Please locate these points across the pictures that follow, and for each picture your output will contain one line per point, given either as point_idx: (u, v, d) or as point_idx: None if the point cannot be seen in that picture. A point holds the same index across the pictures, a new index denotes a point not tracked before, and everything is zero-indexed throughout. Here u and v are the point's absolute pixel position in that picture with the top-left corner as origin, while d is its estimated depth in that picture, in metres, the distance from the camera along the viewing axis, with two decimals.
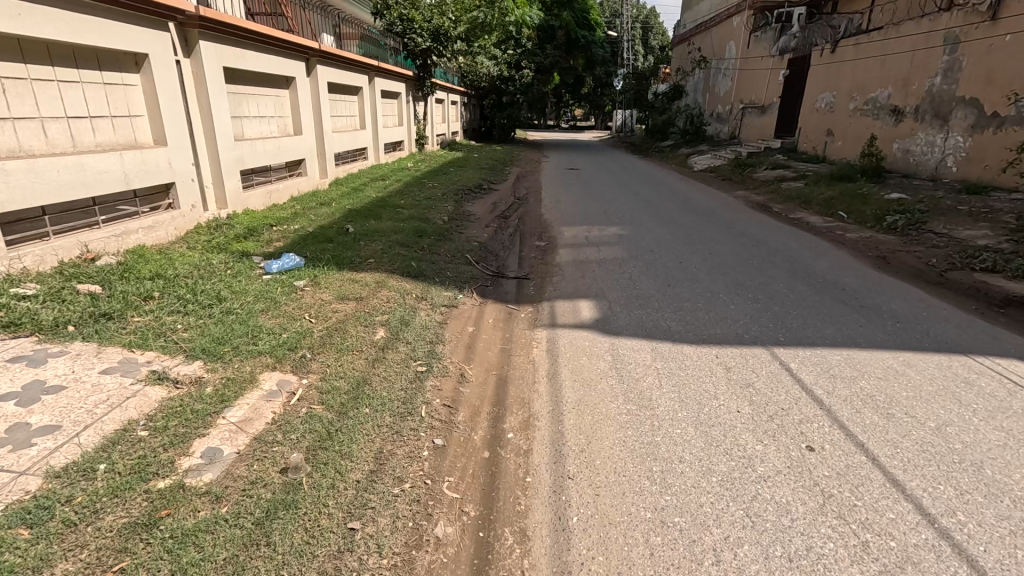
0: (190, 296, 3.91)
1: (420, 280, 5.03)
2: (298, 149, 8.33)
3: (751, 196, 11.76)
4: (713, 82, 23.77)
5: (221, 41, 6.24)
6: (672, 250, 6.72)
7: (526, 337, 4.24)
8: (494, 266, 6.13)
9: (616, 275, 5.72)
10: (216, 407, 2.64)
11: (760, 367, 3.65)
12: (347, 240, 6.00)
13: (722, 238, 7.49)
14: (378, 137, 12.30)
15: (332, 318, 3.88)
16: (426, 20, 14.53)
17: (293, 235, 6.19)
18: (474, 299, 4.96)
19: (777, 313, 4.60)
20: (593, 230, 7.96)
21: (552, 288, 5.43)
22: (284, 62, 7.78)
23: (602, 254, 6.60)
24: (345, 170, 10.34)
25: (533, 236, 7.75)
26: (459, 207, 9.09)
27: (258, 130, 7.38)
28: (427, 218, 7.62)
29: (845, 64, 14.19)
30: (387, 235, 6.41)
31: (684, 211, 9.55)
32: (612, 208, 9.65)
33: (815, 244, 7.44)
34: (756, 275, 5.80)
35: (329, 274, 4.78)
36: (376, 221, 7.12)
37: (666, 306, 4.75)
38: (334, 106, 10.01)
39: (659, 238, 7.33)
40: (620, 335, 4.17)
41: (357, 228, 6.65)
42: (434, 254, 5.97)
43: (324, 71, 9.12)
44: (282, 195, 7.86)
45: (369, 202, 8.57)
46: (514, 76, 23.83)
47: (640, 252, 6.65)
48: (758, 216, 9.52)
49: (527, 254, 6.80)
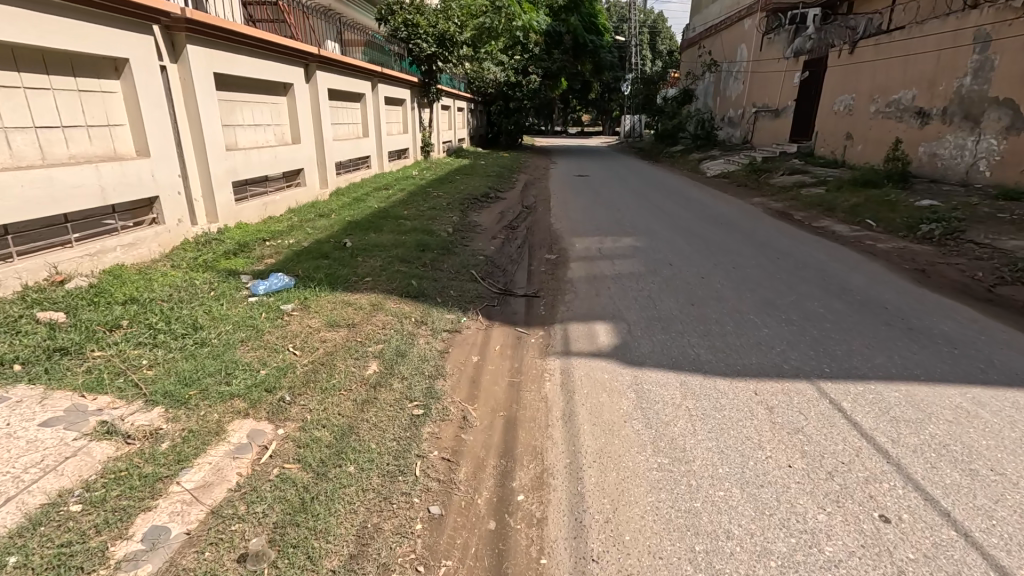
0: (162, 325, 3.51)
1: (421, 301, 4.60)
2: (296, 159, 7.97)
3: (770, 202, 11.25)
4: (724, 86, 23.30)
5: (212, 45, 5.88)
6: (693, 264, 6.26)
7: (537, 368, 3.79)
8: (501, 283, 5.69)
9: (634, 293, 5.26)
10: (169, 471, 2.23)
11: (808, 407, 3.16)
12: (345, 255, 5.60)
13: (745, 250, 7.00)
14: (381, 144, 11.95)
15: (320, 349, 3.46)
16: (431, 25, 14.24)
17: (287, 251, 5.81)
18: (479, 321, 4.52)
19: (817, 339, 4.11)
20: (606, 241, 7.49)
21: (564, 308, 4.97)
22: (281, 68, 7.43)
23: (618, 268, 6.14)
24: (347, 179, 10.00)
25: (542, 248, 7.31)
26: (464, 217, 8.69)
27: (253, 139, 7.02)
28: (431, 230, 7.21)
29: (865, 65, 13.68)
30: (388, 249, 6.00)
31: (701, 220, 9.08)
32: (625, 216, 9.19)
33: (845, 256, 6.93)
34: (787, 291, 5.31)
35: (321, 296, 4.38)
36: (376, 234, 6.72)
37: (691, 330, 4.29)
38: (335, 113, 9.67)
39: (677, 251, 6.86)
40: (643, 367, 3.70)
41: (356, 241, 6.26)
42: (438, 269, 5.56)
43: (324, 78, 8.77)
44: (278, 207, 7.50)
45: (370, 212, 8.18)
46: (520, 82, 23.62)
47: (658, 266, 6.19)
48: (780, 225, 9.02)
49: (537, 268, 6.36)
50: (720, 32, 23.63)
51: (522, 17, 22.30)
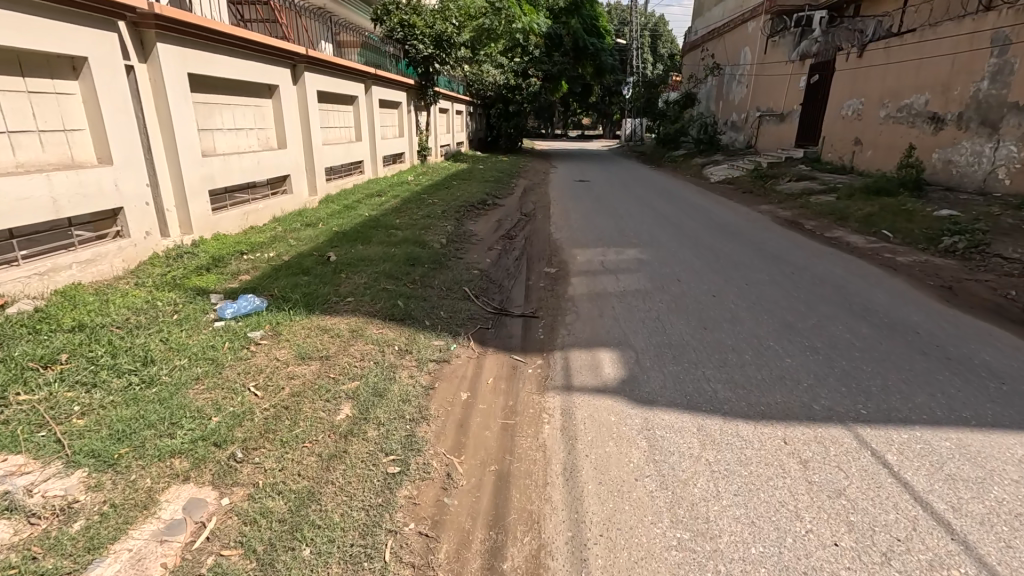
0: (106, 360, 3.07)
1: (406, 325, 4.17)
2: (282, 165, 7.55)
3: (778, 210, 10.84)
4: (727, 89, 22.92)
5: (185, 43, 5.46)
6: (703, 280, 5.84)
7: (534, 407, 3.35)
8: (497, 302, 5.26)
9: (640, 313, 4.84)
10: (75, 565, 1.81)
11: (848, 460, 2.73)
12: (327, 271, 5.18)
13: (757, 264, 6.58)
14: (375, 149, 11.52)
15: (285, 389, 3.01)
16: (428, 26, 13.85)
17: (266, 265, 5.39)
18: (471, 348, 4.09)
19: (846, 371, 3.68)
20: (609, 254, 7.06)
21: (565, 331, 4.54)
22: (265, 69, 7.01)
23: (622, 285, 5.72)
24: (338, 186, 9.58)
25: (541, 260, 6.88)
26: (460, 226, 8.26)
27: (233, 143, 6.58)
28: (423, 241, 6.78)
29: (874, 68, 13.29)
30: (374, 263, 5.57)
31: (707, 230, 8.67)
32: (628, 226, 8.77)
33: (864, 271, 6.50)
34: (807, 312, 4.89)
35: (294, 322, 3.94)
36: (365, 246, 6.32)
37: (705, 360, 3.86)
38: (325, 116, 9.25)
39: (685, 265, 6.44)
40: (654, 406, 3.27)
41: (341, 255, 5.83)
42: (428, 287, 5.14)
43: (313, 79, 8.35)
44: (261, 217, 7.08)
45: (361, 222, 7.77)
46: (520, 85, 23.27)
47: (665, 282, 5.76)
48: (791, 235, 8.59)
49: (535, 284, 5.93)
50: (723, 35, 23.26)
51: (523, 19, 21.96)
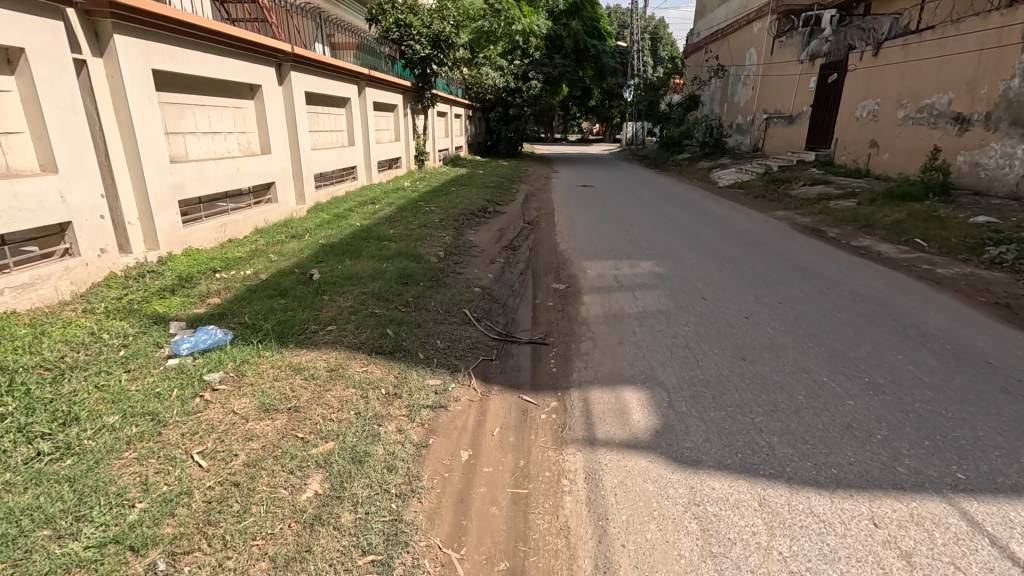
0: (14, 421, 2.45)
1: (396, 360, 3.55)
2: (265, 171, 6.94)
3: (796, 216, 10.25)
4: (733, 92, 22.36)
5: (148, 35, 4.86)
6: (731, 298, 5.21)
7: (551, 469, 2.73)
8: (501, 327, 4.64)
9: (665, 340, 4.22)
10: None
11: (963, 555, 2.11)
12: (308, 292, 4.56)
13: (788, 279, 5.96)
14: (369, 154, 10.92)
15: (238, 457, 2.38)
16: (426, 25, 13.27)
17: (241, 285, 4.78)
18: (473, 388, 3.46)
19: (924, 418, 3.06)
20: (623, 267, 6.44)
21: (581, 363, 3.92)
22: (245, 67, 6.41)
23: (640, 304, 5.11)
24: (329, 193, 8.98)
25: (549, 275, 6.26)
26: (459, 236, 7.66)
27: (207, 148, 5.97)
28: (419, 255, 6.16)
29: (891, 67, 12.73)
30: (362, 282, 4.96)
31: (725, 239, 8.06)
32: (639, 235, 8.16)
33: (906, 285, 5.89)
34: (857, 338, 4.26)
35: (262, 359, 3.32)
36: (354, 261, 5.71)
37: (751, 403, 3.24)
38: (315, 119, 8.65)
39: (707, 280, 5.83)
40: (699, 470, 2.65)
41: (326, 271, 5.22)
42: (423, 310, 4.52)
43: (300, 79, 7.76)
44: (242, 228, 6.47)
45: (351, 233, 7.14)
46: (521, 88, 22.51)
47: (689, 300, 5.15)
48: (816, 244, 7.98)
49: (543, 304, 5.31)
50: (728, 36, 22.72)
51: (523, 20, 21.44)
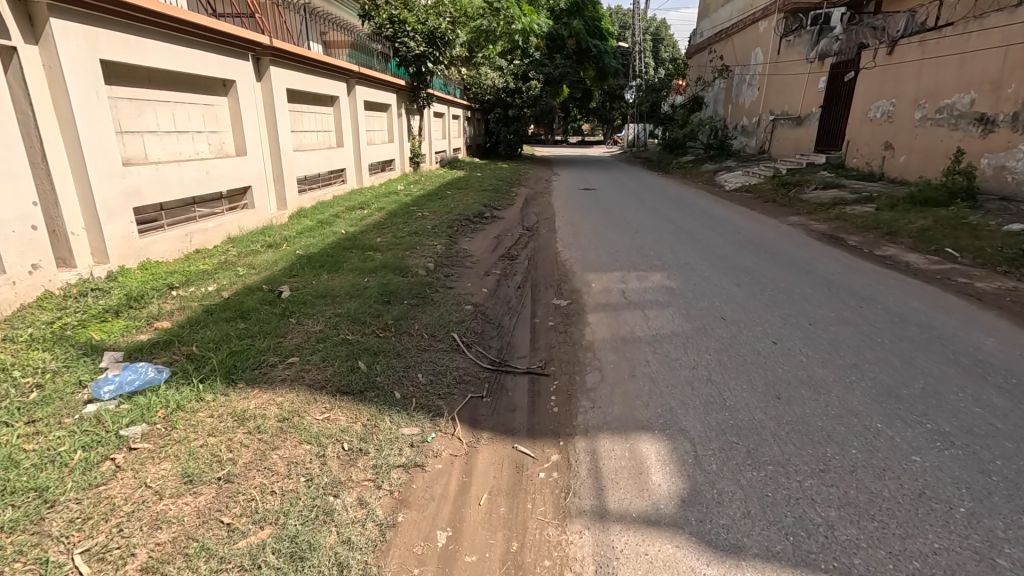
0: None
1: (365, 403, 2.97)
2: (241, 175, 6.37)
3: (810, 222, 9.69)
4: (738, 92, 21.81)
5: (95, 22, 4.29)
6: (754, 318, 4.63)
7: (551, 557, 2.15)
8: (495, 354, 4.07)
9: (683, 372, 3.65)
10: None
11: None
12: (273, 314, 3.99)
13: (813, 294, 5.38)
14: (360, 156, 10.34)
15: (136, 558, 1.81)
16: (421, 22, 12.69)
17: (198, 304, 4.20)
18: (457, 438, 2.88)
19: (1013, 483, 2.47)
20: (630, 281, 5.85)
21: (586, 402, 3.34)
22: (215, 60, 5.84)
23: (652, 324, 4.53)
24: (314, 197, 8.40)
25: (548, 290, 5.68)
26: (452, 244, 7.09)
27: (171, 149, 5.41)
28: (405, 267, 5.59)
29: (907, 66, 12.18)
30: (337, 300, 4.38)
31: (739, 248, 7.48)
32: (646, 243, 7.58)
33: (945, 301, 5.32)
34: (905, 369, 3.68)
35: (200, 405, 2.73)
36: (332, 274, 5.13)
37: (797, 459, 2.66)
38: (299, 119, 8.08)
39: (725, 296, 5.26)
40: (742, 563, 2.07)
41: (298, 287, 4.64)
42: (404, 335, 3.93)
43: (281, 75, 7.18)
44: (213, 237, 5.90)
45: (334, 242, 6.58)
46: (521, 89, 21.81)
47: (707, 321, 4.58)
48: (837, 254, 7.40)
49: (542, 325, 4.74)
50: (732, 36, 22.18)
51: (522, 19, 20.93)
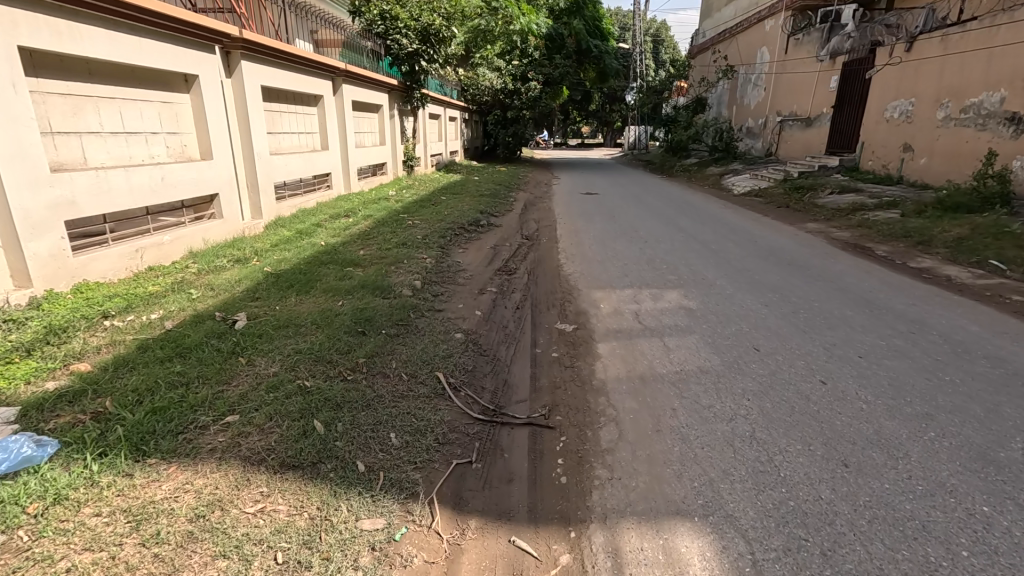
0: None
1: (315, 485, 2.27)
2: (206, 182, 5.69)
3: (831, 229, 9.03)
4: (743, 93, 21.16)
5: (14, 3, 3.62)
6: (795, 350, 3.94)
7: None
8: (488, 398, 3.38)
9: (720, 426, 2.96)
10: None
11: None
12: (218, 352, 3.28)
13: (855, 318, 4.68)
14: (347, 159, 9.64)
15: None
16: (413, 18, 11.92)
17: (132, 338, 3.49)
18: (435, 532, 2.19)
19: None
20: (644, 301, 5.16)
21: (602, 470, 2.65)
22: (173, 51, 5.16)
23: (675, 358, 3.85)
24: (294, 205, 7.72)
25: (550, 312, 4.99)
26: (443, 257, 6.42)
27: (119, 153, 4.73)
28: (387, 286, 4.90)
29: (927, 64, 11.56)
30: (300, 331, 3.68)
31: (760, 260, 6.80)
32: (658, 255, 6.89)
33: (1006, 326, 4.63)
34: (993, 421, 2.99)
35: (84, 498, 2.02)
36: (301, 297, 4.43)
37: (893, 570, 1.98)
38: (276, 119, 7.37)
39: (754, 321, 4.57)
40: None
41: (257, 315, 3.94)
42: (377, 378, 3.23)
43: (254, 69, 6.49)
44: (171, 252, 5.21)
45: (311, 255, 5.90)
46: (520, 89, 21.01)
47: (739, 354, 3.88)
48: (868, 267, 6.72)
49: (544, 357, 4.05)
50: (737, 35, 21.59)
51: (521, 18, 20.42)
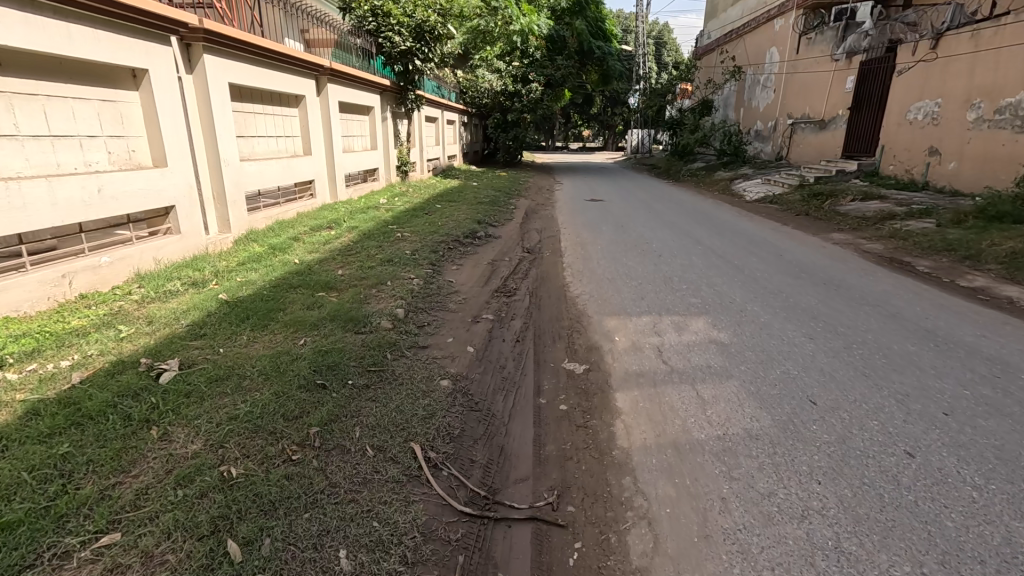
0: None
1: None
2: (159, 193, 4.94)
3: (860, 241, 8.25)
4: (751, 95, 20.42)
5: None
6: (862, 405, 3.17)
7: None
8: (477, 478, 2.61)
9: (789, 530, 2.20)
10: None
11: None
12: (124, 423, 2.51)
13: (922, 356, 3.90)
14: (333, 165, 8.88)
15: None
16: (407, 14, 11.17)
17: (19, 400, 2.69)
18: None
19: None
20: (666, 332, 4.38)
21: None
22: (115, 39, 4.42)
23: (713, 416, 3.08)
24: (270, 216, 6.97)
25: (555, 346, 4.21)
26: (433, 277, 5.63)
27: (39, 160, 3.97)
28: (363, 316, 4.13)
29: (956, 61, 10.80)
30: (242, 386, 2.90)
31: (791, 279, 6.02)
32: (675, 273, 6.10)
33: None
34: None
35: None
36: (255, 334, 3.65)
37: None
38: (247, 121, 6.61)
39: (802, 362, 3.79)
40: None
41: (192, 362, 3.16)
42: (333, 457, 2.47)
43: (219, 64, 5.73)
44: (112, 277, 4.46)
45: (281, 275, 5.16)
46: (520, 92, 20.31)
47: (793, 412, 3.10)
48: (914, 286, 5.94)
49: (549, 411, 3.28)
50: (744, 36, 20.83)
51: (521, 19, 19.32)
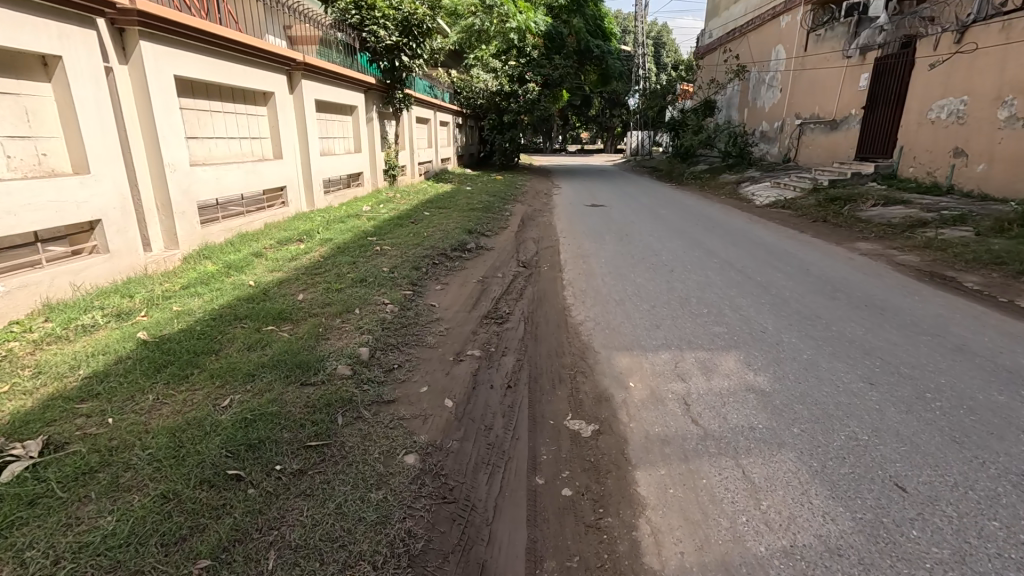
0: None
1: None
2: (80, 204, 4.12)
3: (892, 251, 7.44)
4: (756, 94, 19.65)
5: None
6: (971, 495, 2.35)
7: None
8: None
9: None
10: None
11: None
12: None
13: (1018, 410, 3.09)
14: (307, 170, 8.05)
15: None
16: (393, 7, 10.47)
17: None
18: None
19: None
20: (692, 375, 3.56)
21: None
22: (12, 20, 3.59)
23: (773, 515, 2.25)
24: (229, 228, 6.13)
25: (556, 396, 3.38)
26: (410, 300, 4.79)
27: None
28: (314, 360, 3.29)
29: (985, 55, 10.04)
30: (116, 486, 2.07)
31: (827, 300, 5.21)
32: (693, 294, 5.27)
33: None
34: None
35: None
36: (167, 392, 2.81)
37: None
38: (198, 121, 5.78)
39: (871, 422, 2.95)
40: None
41: (60, 444, 2.31)
42: None
43: (160, 54, 4.90)
44: (9, 310, 3.64)
45: (228, 301, 4.32)
46: (518, 91, 19.24)
47: (881, 509, 2.27)
48: (969, 308, 5.13)
49: (548, 500, 2.44)
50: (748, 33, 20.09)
51: (518, 15, 19.10)
